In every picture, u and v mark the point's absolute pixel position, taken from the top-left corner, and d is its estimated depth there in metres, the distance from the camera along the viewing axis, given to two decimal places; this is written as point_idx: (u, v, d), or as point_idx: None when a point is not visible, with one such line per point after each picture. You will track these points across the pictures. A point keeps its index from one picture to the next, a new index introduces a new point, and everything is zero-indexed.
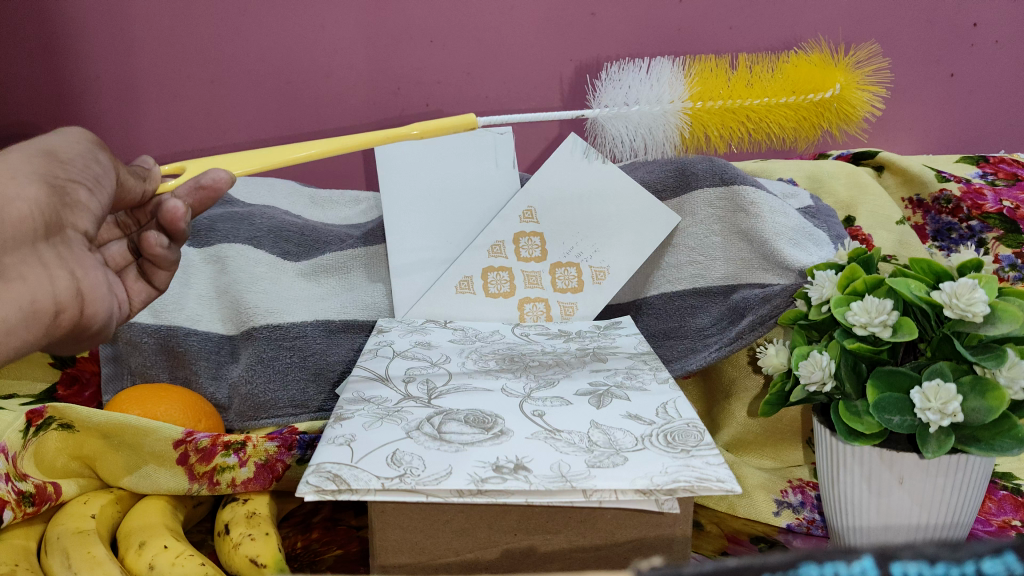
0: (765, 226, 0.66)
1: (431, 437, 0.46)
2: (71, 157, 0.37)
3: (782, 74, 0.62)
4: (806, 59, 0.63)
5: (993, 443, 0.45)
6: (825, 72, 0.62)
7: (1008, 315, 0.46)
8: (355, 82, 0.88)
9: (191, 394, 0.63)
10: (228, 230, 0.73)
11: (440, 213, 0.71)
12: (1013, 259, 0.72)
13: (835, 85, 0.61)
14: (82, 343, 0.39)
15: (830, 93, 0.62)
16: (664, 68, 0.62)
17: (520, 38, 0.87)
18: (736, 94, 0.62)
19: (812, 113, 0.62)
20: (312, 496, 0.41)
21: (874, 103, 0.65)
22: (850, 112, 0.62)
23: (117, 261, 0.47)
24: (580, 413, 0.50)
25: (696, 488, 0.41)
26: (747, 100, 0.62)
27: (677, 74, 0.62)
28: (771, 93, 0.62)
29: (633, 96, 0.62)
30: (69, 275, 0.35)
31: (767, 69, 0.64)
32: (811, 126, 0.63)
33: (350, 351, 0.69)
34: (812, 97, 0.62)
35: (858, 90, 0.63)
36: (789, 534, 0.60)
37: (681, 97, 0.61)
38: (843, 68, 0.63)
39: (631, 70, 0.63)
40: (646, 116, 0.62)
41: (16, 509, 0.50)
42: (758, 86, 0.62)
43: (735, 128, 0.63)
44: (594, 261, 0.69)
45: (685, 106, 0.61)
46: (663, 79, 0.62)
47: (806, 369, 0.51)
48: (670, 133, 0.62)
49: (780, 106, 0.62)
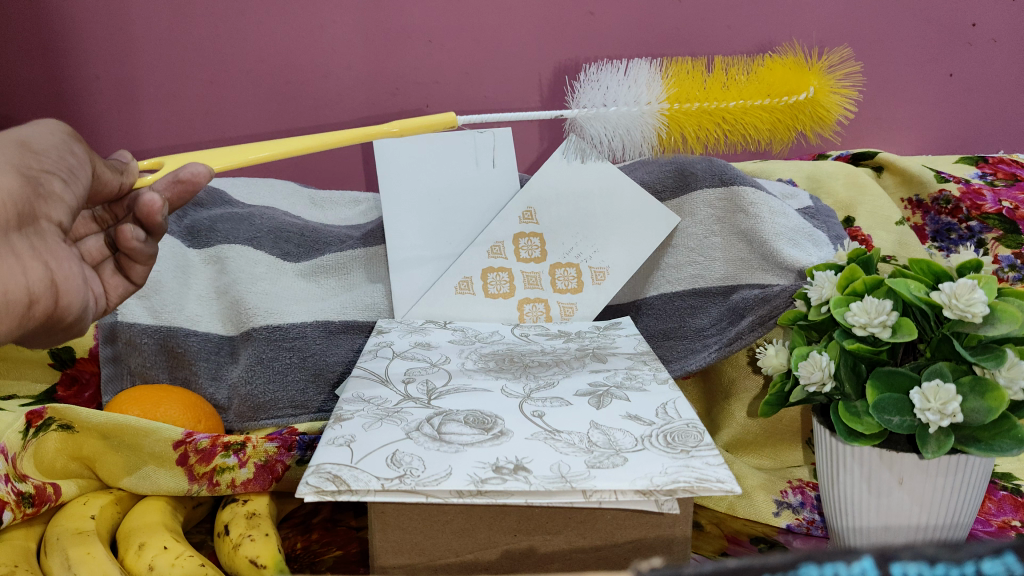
0: (765, 226, 0.66)
1: (431, 438, 0.46)
2: (45, 148, 0.37)
3: (758, 77, 0.62)
4: (779, 63, 0.63)
5: (993, 443, 0.45)
6: (799, 75, 0.62)
7: (1007, 315, 0.46)
8: (355, 83, 0.88)
9: (191, 395, 0.63)
10: (228, 230, 0.73)
11: (439, 215, 0.71)
12: (1012, 259, 0.72)
13: (809, 88, 0.61)
14: (54, 334, 0.39)
15: (804, 96, 0.62)
16: (641, 70, 0.62)
17: (519, 38, 0.87)
18: (712, 95, 0.61)
19: (785, 116, 0.62)
20: (312, 497, 0.41)
21: (846, 104, 0.65)
22: (823, 115, 0.62)
23: (94, 256, 0.47)
24: (579, 414, 0.50)
25: (696, 489, 0.41)
26: (724, 103, 0.61)
27: (654, 76, 0.62)
28: (747, 95, 0.62)
29: (611, 95, 0.62)
30: (42, 266, 0.35)
31: (743, 71, 0.64)
32: (786, 129, 0.63)
33: (350, 351, 0.69)
34: (785, 100, 0.62)
35: (831, 93, 0.63)
36: (789, 534, 0.60)
37: (658, 98, 0.61)
38: (816, 71, 0.63)
39: (609, 71, 0.63)
40: (624, 117, 0.61)
41: (16, 509, 0.50)
42: (734, 89, 0.62)
43: (713, 130, 0.62)
44: (594, 261, 0.69)
45: (662, 107, 0.61)
46: (638, 81, 0.62)
47: (806, 369, 0.51)
48: (647, 133, 0.61)
49: (755, 108, 0.62)
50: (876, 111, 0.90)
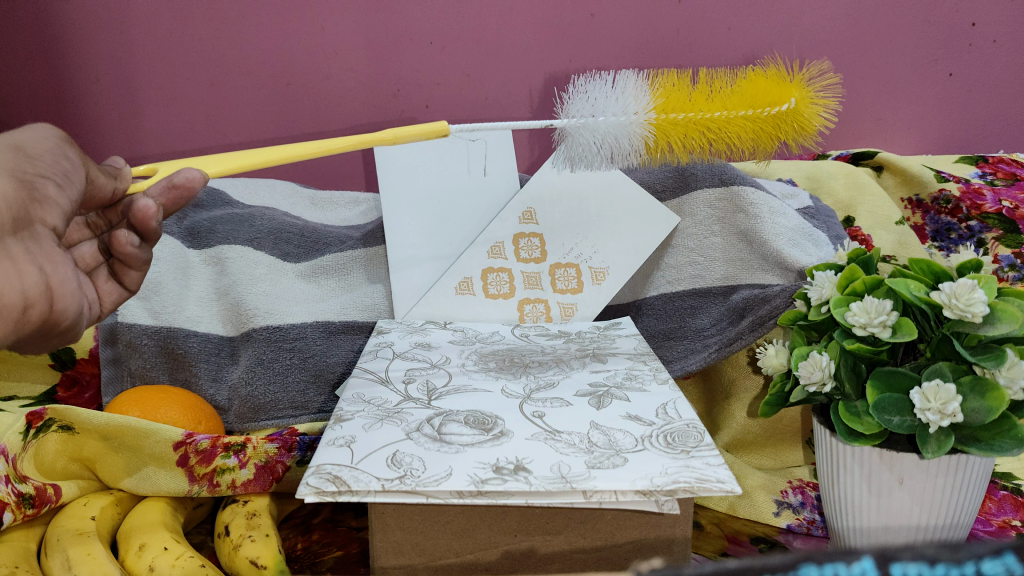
0: (765, 226, 0.66)
1: (432, 438, 0.46)
2: (40, 152, 0.38)
3: (741, 89, 0.63)
4: (763, 75, 0.64)
5: (993, 443, 0.45)
6: (780, 87, 0.63)
7: (1007, 315, 0.46)
8: (355, 84, 0.88)
9: (192, 397, 0.63)
10: (229, 232, 0.73)
11: (439, 216, 0.71)
12: (1012, 259, 0.72)
13: (790, 100, 0.62)
14: (50, 341, 0.39)
15: (785, 107, 0.62)
16: (628, 84, 0.63)
17: (520, 40, 0.86)
18: (696, 105, 0.62)
19: (768, 124, 0.62)
20: (312, 497, 0.41)
21: (827, 114, 0.66)
22: (806, 125, 0.63)
23: (87, 262, 0.47)
24: (579, 414, 0.50)
25: (696, 490, 0.41)
26: (708, 113, 0.61)
27: (641, 88, 0.63)
28: (730, 106, 0.62)
29: (599, 107, 0.62)
30: (37, 270, 0.35)
31: (726, 84, 0.64)
32: (770, 139, 0.63)
33: (350, 352, 0.69)
34: (767, 112, 0.62)
35: (812, 105, 0.63)
36: (789, 534, 0.60)
37: (645, 109, 0.62)
38: (797, 84, 0.63)
39: (597, 84, 0.64)
40: (612, 126, 0.62)
41: (16, 510, 0.50)
42: (717, 100, 0.62)
43: (697, 140, 0.62)
44: (594, 262, 0.68)
45: (649, 117, 0.61)
46: (627, 96, 0.62)
47: (806, 370, 0.51)
48: (635, 142, 0.62)
49: (740, 118, 0.62)
50: (877, 111, 0.90)
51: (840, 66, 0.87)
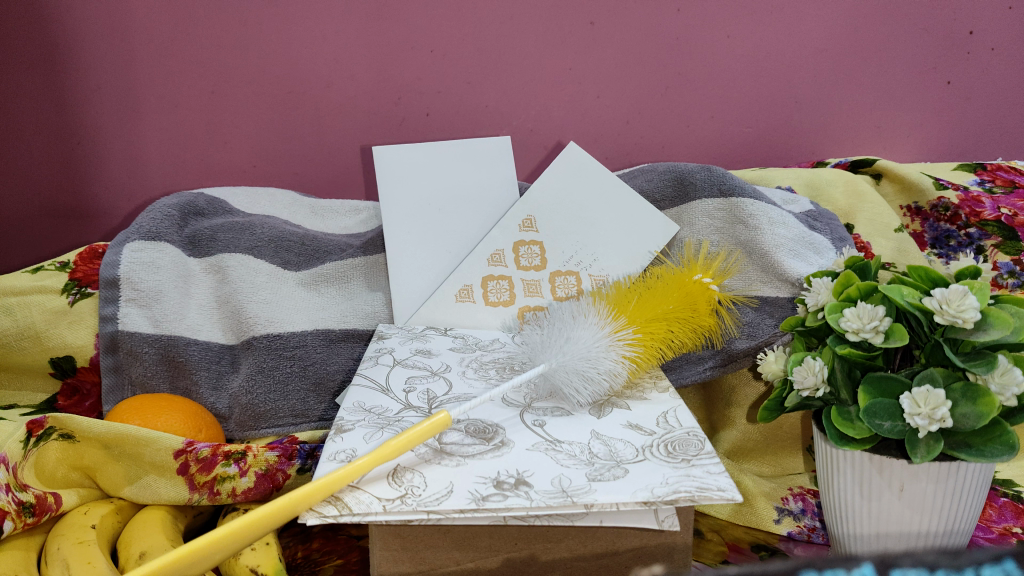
0: (765, 236, 0.66)
1: (434, 450, 0.47)
2: None
3: (659, 286, 0.61)
4: (689, 246, 0.64)
5: (985, 449, 0.45)
6: (687, 278, 0.61)
7: (999, 321, 0.46)
8: (355, 93, 0.85)
9: (192, 405, 0.63)
10: (229, 240, 0.72)
11: (438, 224, 0.71)
12: (1012, 266, 0.72)
13: (696, 272, 0.61)
14: None
15: (699, 276, 0.61)
16: (576, 313, 0.58)
17: (520, 48, 0.84)
18: (637, 309, 0.59)
19: (700, 297, 0.60)
20: (313, 521, 0.40)
21: (731, 259, 0.67)
22: (721, 278, 0.62)
23: None
24: (579, 423, 0.50)
25: (696, 499, 0.40)
26: (654, 319, 0.58)
27: (591, 308, 0.58)
28: (663, 302, 0.59)
29: (557, 334, 0.56)
30: None
31: (648, 284, 0.62)
32: (709, 312, 0.61)
33: (350, 360, 0.70)
34: (693, 275, 0.61)
35: (710, 264, 0.63)
36: (789, 542, 0.60)
37: (605, 322, 0.57)
38: (693, 261, 0.63)
39: (559, 323, 0.57)
40: (586, 351, 0.53)
41: (16, 519, 0.49)
42: (645, 300, 0.59)
43: (663, 340, 0.58)
44: (594, 269, 0.68)
45: (610, 329, 0.56)
46: (583, 318, 0.57)
47: (800, 374, 0.52)
48: (614, 364, 0.53)
49: (674, 313, 0.59)
50: (877, 119, 0.90)
51: (840, 73, 0.87)
